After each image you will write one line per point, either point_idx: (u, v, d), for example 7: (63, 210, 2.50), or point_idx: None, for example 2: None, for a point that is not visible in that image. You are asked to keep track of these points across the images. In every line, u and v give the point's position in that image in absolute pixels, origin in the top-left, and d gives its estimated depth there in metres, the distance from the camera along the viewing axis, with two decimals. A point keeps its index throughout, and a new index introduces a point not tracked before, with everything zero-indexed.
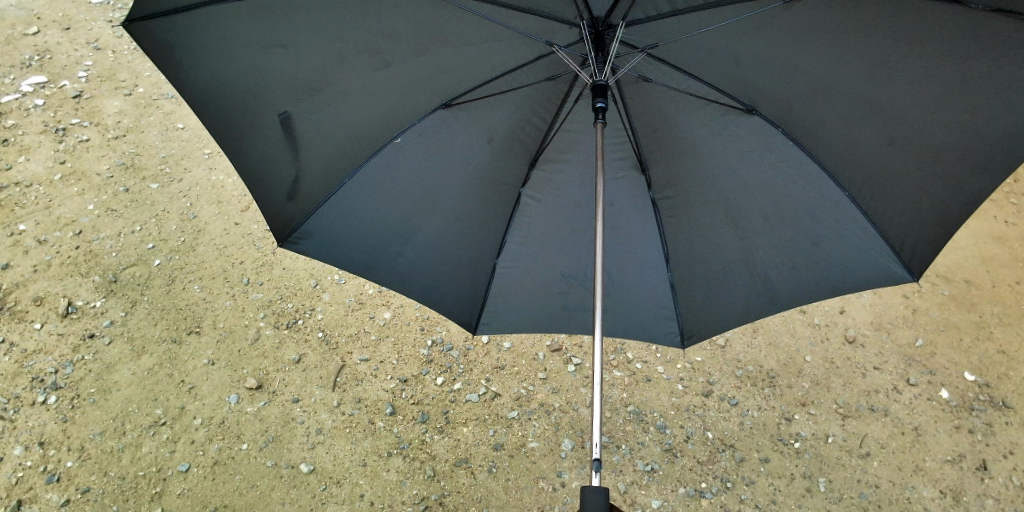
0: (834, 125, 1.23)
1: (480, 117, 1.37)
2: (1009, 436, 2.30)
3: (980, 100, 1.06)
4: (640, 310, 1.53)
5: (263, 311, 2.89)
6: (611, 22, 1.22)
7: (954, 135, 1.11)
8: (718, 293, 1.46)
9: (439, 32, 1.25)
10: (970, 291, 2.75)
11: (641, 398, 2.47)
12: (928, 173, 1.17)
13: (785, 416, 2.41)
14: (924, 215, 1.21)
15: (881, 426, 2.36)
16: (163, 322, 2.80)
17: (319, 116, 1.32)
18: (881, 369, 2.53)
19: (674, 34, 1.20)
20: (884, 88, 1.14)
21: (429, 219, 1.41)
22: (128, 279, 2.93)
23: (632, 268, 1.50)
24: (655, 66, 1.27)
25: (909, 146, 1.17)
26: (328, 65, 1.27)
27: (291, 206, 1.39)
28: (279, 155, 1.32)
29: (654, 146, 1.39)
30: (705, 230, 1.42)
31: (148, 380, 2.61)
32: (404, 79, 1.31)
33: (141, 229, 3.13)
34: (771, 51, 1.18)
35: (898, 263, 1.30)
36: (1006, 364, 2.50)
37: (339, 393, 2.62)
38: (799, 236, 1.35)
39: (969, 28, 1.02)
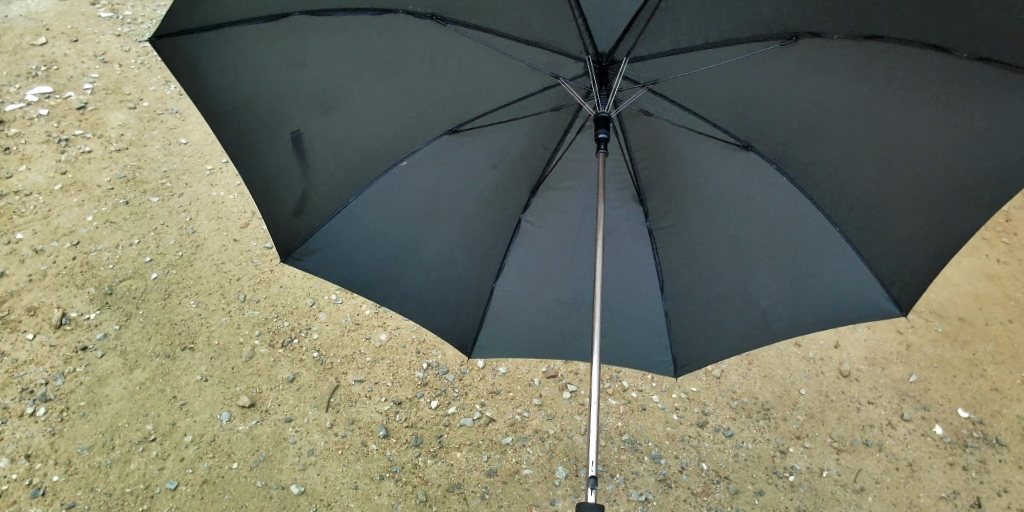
0: (827, 164, 1.24)
1: (484, 144, 1.38)
2: (1003, 474, 2.30)
3: (969, 141, 1.10)
4: (633, 337, 1.53)
5: (258, 329, 2.88)
6: (616, 58, 1.21)
7: (945, 175, 1.13)
8: (715, 323, 1.45)
9: (450, 62, 1.27)
10: (963, 328, 2.77)
11: (636, 427, 2.47)
12: (920, 213, 1.18)
13: (780, 449, 2.40)
14: (915, 252, 1.22)
15: (875, 461, 2.35)
16: (158, 337, 2.79)
17: (327, 137, 1.32)
18: (875, 403, 2.54)
19: (675, 71, 1.21)
20: (876, 129, 1.16)
21: (431, 241, 1.41)
22: (124, 291, 2.92)
23: (627, 295, 1.50)
24: (658, 101, 1.29)
25: (901, 187, 1.19)
26: (337, 86, 1.27)
27: (296, 222, 1.41)
28: (288, 170, 1.33)
29: (654, 177, 1.39)
30: (701, 260, 1.42)
31: (140, 395, 2.58)
32: (409, 106, 1.33)
33: (139, 242, 3.12)
34: (767, 89, 1.20)
35: (887, 297, 1.31)
36: (999, 402, 2.51)
37: (333, 414, 2.60)
38: (794, 268, 1.36)
39: (955, 73, 1.07)
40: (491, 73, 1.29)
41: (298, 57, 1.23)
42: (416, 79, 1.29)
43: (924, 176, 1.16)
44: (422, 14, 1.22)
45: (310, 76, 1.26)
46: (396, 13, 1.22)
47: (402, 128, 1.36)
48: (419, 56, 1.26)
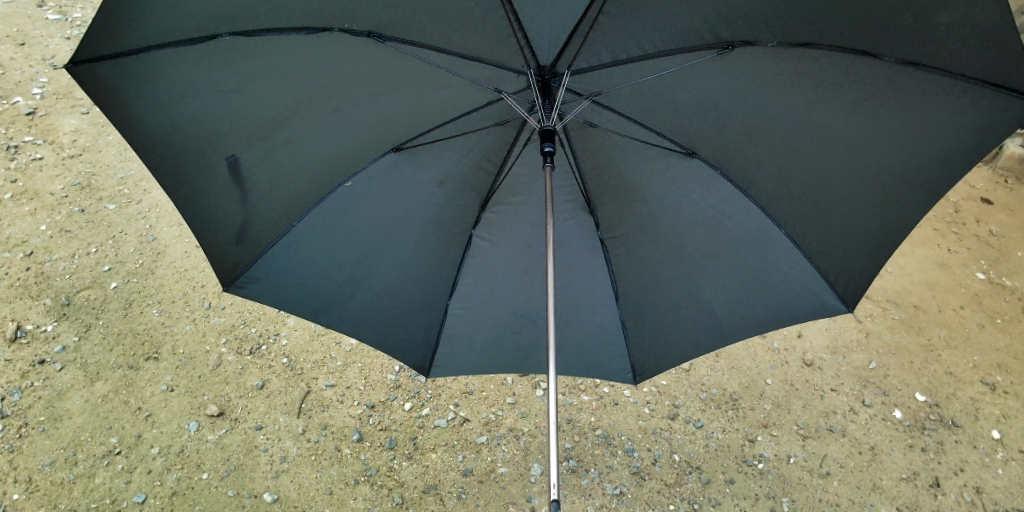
0: (775, 170, 1.28)
1: (429, 159, 1.37)
2: (959, 453, 2.40)
3: (905, 145, 1.15)
4: (584, 345, 1.55)
5: (224, 336, 2.82)
6: (558, 71, 1.22)
7: (885, 177, 1.19)
8: (668, 328, 1.48)
9: (391, 80, 1.26)
10: (918, 315, 2.88)
11: (609, 422, 2.49)
12: (858, 214, 1.23)
13: (749, 438, 2.46)
14: (856, 249, 1.27)
15: (840, 446, 2.43)
16: (120, 348, 2.70)
17: (268, 161, 1.28)
18: (838, 390, 2.62)
19: (617, 82, 1.23)
20: (822, 135, 1.20)
21: (382, 259, 1.41)
22: (83, 302, 2.82)
23: (582, 305, 1.51)
24: (601, 112, 1.28)
25: (843, 190, 1.23)
26: (277, 112, 1.24)
27: (238, 250, 1.35)
28: (225, 199, 1.28)
29: (601, 188, 1.40)
30: (653, 268, 1.44)
31: (103, 408, 2.50)
32: (355, 126, 1.31)
33: (97, 251, 3.02)
34: (713, 98, 1.22)
35: (834, 295, 1.37)
36: (954, 385, 2.61)
37: (304, 419, 2.57)
38: (743, 276, 1.39)
39: (898, 80, 1.11)
40: (437, 88, 1.28)
41: (226, 81, 1.18)
42: (360, 98, 1.27)
43: (868, 180, 1.20)
44: (359, 31, 1.18)
45: (244, 98, 1.21)
46: (331, 31, 1.17)
47: (347, 145, 1.33)
48: (362, 72, 1.24)
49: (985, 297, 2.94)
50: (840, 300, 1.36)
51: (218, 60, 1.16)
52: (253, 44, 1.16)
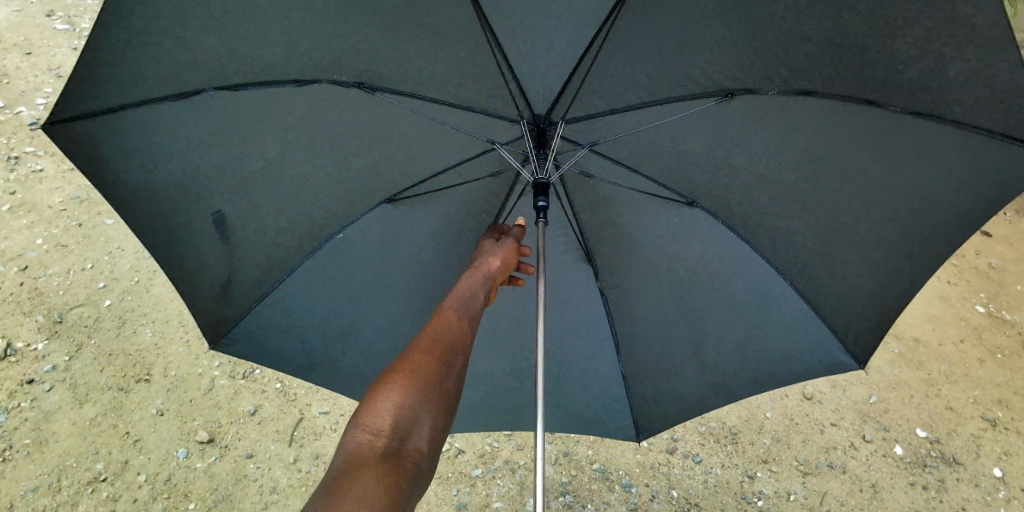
0: (777, 219, 1.29)
1: (422, 210, 1.43)
2: (960, 492, 2.37)
3: (903, 192, 1.16)
4: (586, 391, 1.61)
5: (217, 359, 2.77)
6: (552, 120, 1.28)
7: (887, 225, 1.19)
8: (671, 379, 1.52)
9: (386, 131, 1.30)
10: (918, 348, 2.86)
11: (607, 456, 2.43)
12: (860, 266, 1.25)
13: (748, 473, 2.42)
14: (865, 302, 1.29)
15: (840, 483, 2.40)
16: (110, 369, 2.66)
17: (256, 213, 1.32)
18: (838, 425, 2.59)
19: (613, 129, 1.28)
20: (823, 183, 1.21)
21: (375, 308, 1.49)
22: (75, 320, 2.78)
23: (580, 355, 1.58)
24: (598, 161, 1.34)
25: (844, 238, 1.24)
26: (274, 166, 1.28)
27: (224, 305, 1.40)
28: (211, 255, 1.33)
29: (598, 237, 1.44)
30: (651, 319, 1.48)
31: (90, 431, 2.45)
32: (356, 172, 1.35)
33: (92, 266, 2.99)
34: (712, 151, 1.26)
35: (842, 350, 1.37)
36: (955, 421, 2.59)
37: (296, 448, 2.52)
38: (740, 326, 1.43)
39: (893, 128, 1.11)
40: (430, 137, 1.33)
41: (216, 133, 1.21)
42: (358, 145, 1.31)
43: (872, 228, 1.21)
44: (348, 83, 1.21)
45: (235, 149, 1.24)
46: (319, 82, 1.19)
47: (345, 191, 1.37)
48: (350, 124, 1.27)
49: (985, 331, 2.93)
50: (850, 354, 1.37)
51: (209, 112, 1.19)
52: (240, 97, 1.18)
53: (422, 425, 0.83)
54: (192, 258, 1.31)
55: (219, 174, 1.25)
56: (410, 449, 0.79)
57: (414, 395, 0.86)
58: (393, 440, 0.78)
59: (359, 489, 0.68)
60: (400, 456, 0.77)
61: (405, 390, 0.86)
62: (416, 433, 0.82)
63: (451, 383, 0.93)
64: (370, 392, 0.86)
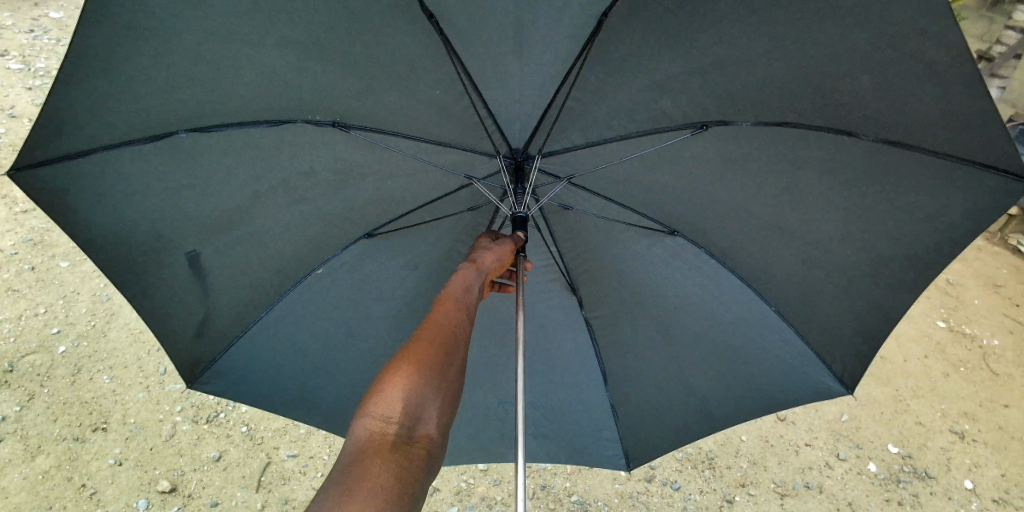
0: (757, 248, 1.30)
1: (401, 245, 1.40)
2: (934, 507, 2.40)
3: (881, 218, 1.16)
4: (575, 421, 1.59)
5: (180, 403, 2.66)
6: (529, 153, 1.30)
7: (865, 252, 1.21)
8: (661, 410, 1.51)
9: (360, 169, 1.28)
10: (885, 365, 2.91)
11: (585, 487, 2.39)
12: (840, 292, 1.27)
13: (726, 498, 2.41)
14: (852, 329, 1.30)
15: (818, 503, 2.40)
16: (65, 418, 2.53)
17: (228, 255, 1.28)
18: (813, 445, 2.60)
19: (588, 163, 1.30)
20: (800, 211, 1.22)
21: (356, 347, 1.45)
22: (26, 368, 2.65)
23: (569, 389, 1.56)
24: (577, 193, 1.35)
25: (826, 266, 1.26)
26: (243, 207, 1.25)
27: (200, 342, 1.35)
28: (185, 296, 1.29)
29: (581, 269, 1.43)
30: (639, 350, 1.47)
31: (42, 486, 2.31)
32: (327, 212, 1.32)
33: (45, 311, 2.87)
34: (687, 183, 1.28)
35: (831, 376, 1.38)
36: (924, 435, 2.63)
37: (264, 494, 2.42)
38: (730, 356, 1.43)
39: (871, 155, 1.10)
40: (405, 172, 1.33)
41: (183, 180, 1.19)
42: (332, 183, 1.28)
43: (850, 255, 1.22)
44: (321, 122, 1.19)
45: (201, 194, 1.21)
46: (292, 121, 1.17)
47: (319, 232, 1.34)
48: (320, 162, 1.25)
49: (947, 346, 3.01)
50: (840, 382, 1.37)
51: (172, 156, 1.15)
52: (206, 140, 1.15)
53: (432, 411, 0.83)
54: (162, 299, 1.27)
55: (186, 217, 1.22)
56: (419, 436, 0.79)
57: (423, 381, 0.86)
58: (404, 426, 0.78)
59: (378, 473, 0.67)
60: (411, 441, 0.77)
61: (415, 376, 0.86)
62: (425, 420, 0.82)
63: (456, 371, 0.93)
64: (381, 373, 0.86)
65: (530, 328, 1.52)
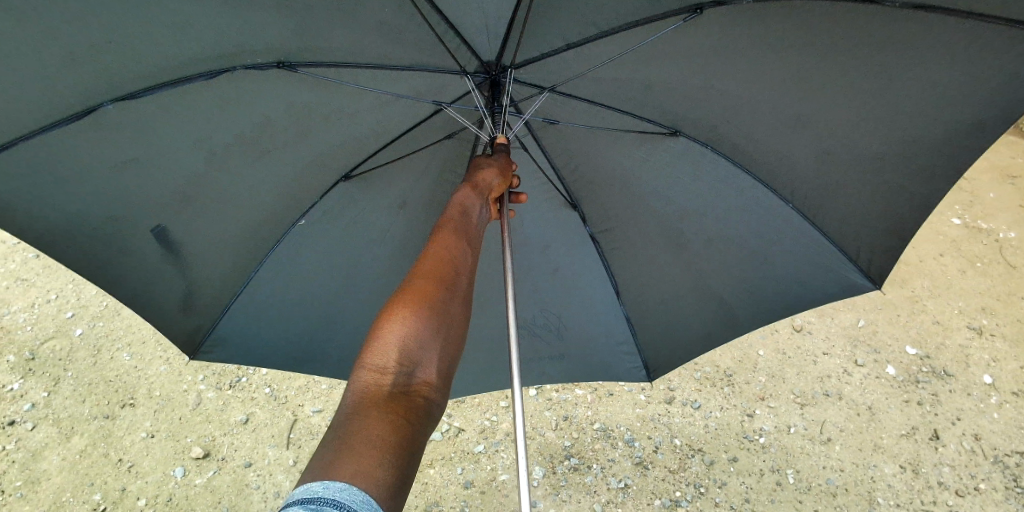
0: (769, 140, 1.26)
1: (385, 181, 1.39)
2: (954, 403, 2.43)
3: (900, 100, 1.10)
4: (590, 340, 1.60)
5: (202, 373, 2.71)
6: (503, 64, 1.18)
7: (886, 138, 1.17)
8: (675, 319, 1.55)
9: (316, 111, 1.20)
10: (900, 268, 2.90)
11: (606, 414, 2.44)
12: (857, 184, 1.25)
13: (747, 412, 2.44)
14: (873, 220, 1.29)
15: (838, 410, 2.43)
16: (92, 398, 2.57)
17: (197, 226, 1.22)
18: (830, 353, 2.62)
19: (570, 68, 1.18)
20: (813, 102, 1.16)
21: (359, 290, 1.49)
22: (48, 354, 2.69)
23: (584, 310, 1.57)
24: (561, 101, 1.26)
25: (844, 156, 1.22)
26: (202, 177, 1.17)
27: (193, 317, 1.34)
28: (162, 273, 1.22)
29: (581, 184, 1.42)
30: (651, 260, 1.49)
31: (81, 464, 2.37)
32: (305, 154, 1.26)
33: (57, 297, 2.89)
34: (687, 80, 1.19)
35: (855, 270, 1.37)
36: (942, 334, 2.64)
37: (295, 450, 2.48)
38: (745, 260, 1.43)
39: (889, 29, 1.01)
40: (370, 112, 1.25)
41: (133, 156, 1.08)
42: (290, 127, 1.20)
43: (868, 143, 1.18)
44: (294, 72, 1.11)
45: (148, 167, 1.11)
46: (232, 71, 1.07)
47: (301, 182, 1.31)
48: (280, 116, 1.17)
49: (963, 243, 2.98)
50: (864, 275, 1.37)
51: (106, 130, 1.04)
52: (153, 107, 1.05)
53: (429, 357, 0.78)
54: (136, 283, 1.20)
55: (138, 197, 1.12)
56: (419, 382, 0.75)
57: (421, 324, 0.81)
58: (403, 372, 0.74)
59: (377, 424, 0.63)
60: (411, 389, 0.73)
61: (414, 319, 0.80)
62: (424, 364, 0.77)
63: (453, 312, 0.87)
64: (376, 321, 0.80)
65: (535, 253, 1.52)
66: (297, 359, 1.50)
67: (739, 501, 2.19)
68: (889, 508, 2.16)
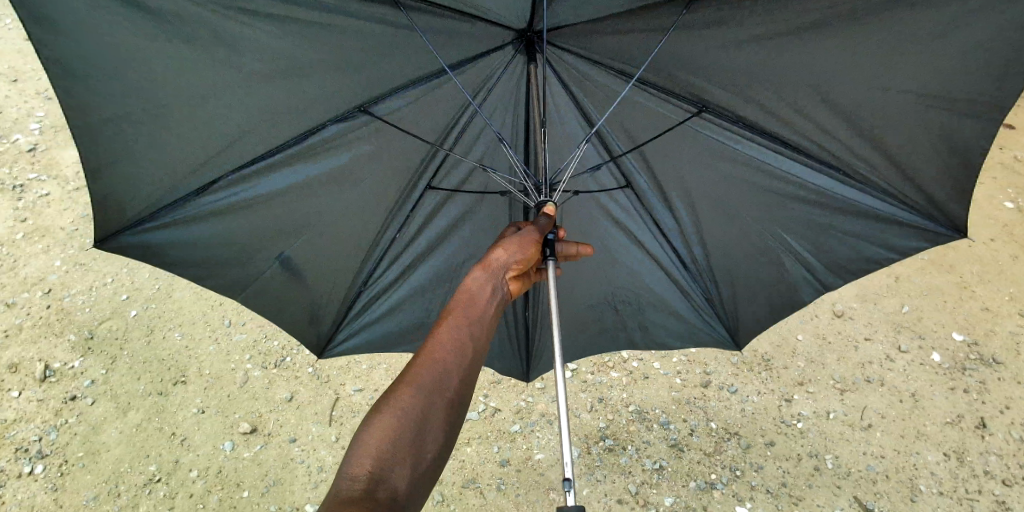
0: (805, 109, 1.21)
1: (459, 172, 1.38)
2: (1003, 391, 2.37)
3: (919, 38, 1.05)
4: (672, 321, 1.57)
5: (249, 352, 2.82)
6: (536, 29, 1.18)
7: (922, 79, 1.09)
8: (750, 289, 1.49)
9: (392, 114, 1.25)
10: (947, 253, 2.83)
11: (642, 397, 2.46)
12: (911, 132, 1.17)
13: (785, 398, 2.43)
14: (947, 162, 1.19)
15: (879, 396, 2.41)
16: (147, 376, 2.70)
17: (300, 238, 1.30)
18: (872, 339, 2.58)
19: (595, 29, 1.18)
20: (828, 67, 1.12)
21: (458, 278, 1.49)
22: (105, 333, 2.83)
23: (654, 283, 1.53)
24: (598, 66, 1.25)
25: (880, 110, 1.15)
26: (292, 187, 1.26)
27: (318, 326, 1.41)
28: (280, 285, 1.33)
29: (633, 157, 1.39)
30: (715, 232, 1.43)
31: (138, 437, 2.50)
32: (387, 156, 1.31)
33: (113, 280, 3.04)
34: (704, 49, 1.16)
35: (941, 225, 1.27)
36: (991, 321, 2.57)
37: (337, 427, 2.58)
38: (818, 228, 1.36)
39: None
40: (438, 113, 1.30)
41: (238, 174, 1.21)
42: (372, 135, 1.27)
43: (906, 92, 1.11)
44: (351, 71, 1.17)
45: (248, 183, 1.22)
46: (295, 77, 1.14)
47: (380, 180, 1.32)
48: (360, 125, 1.24)
49: (1014, 227, 2.89)
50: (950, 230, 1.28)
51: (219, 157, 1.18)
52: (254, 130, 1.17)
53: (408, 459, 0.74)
54: (262, 293, 1.31)
55: (248, 211, 1.24)
56: (388, 492, 0.70)
57: (413, 415, 0.78)
58: (375, 479, 0.69)
59: None
60: (379, 494, 0.68)
61: (406, 409, 0.79)
62: (398, 472, 0.72)
63: (453, 408, 0.83)
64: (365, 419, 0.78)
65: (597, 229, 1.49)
66: (395, 343, 1.50)
67: (775, 485, 2.19)
68: (931, 496, 2.13)
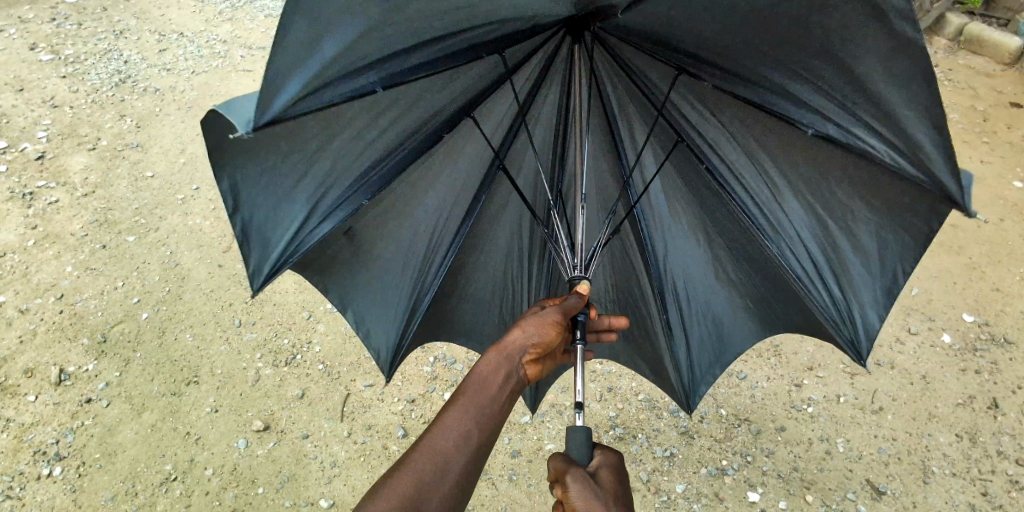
0: (771, 164, 1.26)
1: (522, 160, 1.46)
2: (1014, 371, 2.40)
3: (864, 132, 1.05)
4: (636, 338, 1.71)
5: (259, 351, 2.85)
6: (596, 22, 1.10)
7: (870, 170, 1.10)
8: (698, 331, 1.57)
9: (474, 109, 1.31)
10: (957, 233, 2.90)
11: (651, 385, 2.46)
12: (856, 217, 1.19)
13: (795, 382, 2.44)
14: (883, 266, 1.19)
15: (890, 379, 2.42)
16: (160, 377, 2.73)
17: (389, 225, 1.42)
18: (882, 322, 2.61)
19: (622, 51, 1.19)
20: (785, 130, 1.17)
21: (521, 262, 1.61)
22: (118, 336, 2.86)
23: (624, 298, 1.65)
24: (624, 83, 1.28)
25: (838, 182, 1.17)
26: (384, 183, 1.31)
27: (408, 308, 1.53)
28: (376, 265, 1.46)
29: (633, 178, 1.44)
30: (683, 266, 1.51)
31: (152, 437, 2.53)
32: (466, 148, 1.38)
33: (124, 284, 3.07)
34: (686, 96, 1.23)
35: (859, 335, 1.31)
36: (1002, 301, 2.62)
37: (349, 423, 2.61)
38: (768, 283, 1.43)
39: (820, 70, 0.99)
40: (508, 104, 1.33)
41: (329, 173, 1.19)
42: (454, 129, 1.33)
43: (856, 173, 1.13)
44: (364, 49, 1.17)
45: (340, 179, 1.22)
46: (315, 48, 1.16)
47: (461, 170, 1.41)
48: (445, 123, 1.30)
49: None
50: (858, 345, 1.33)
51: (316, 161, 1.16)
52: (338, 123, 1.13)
53: None
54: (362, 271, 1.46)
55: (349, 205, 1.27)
56: None
57: None
58: None
59: None
60: None
61: None
62: None
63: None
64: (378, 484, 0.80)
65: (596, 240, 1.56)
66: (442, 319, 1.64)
67: (787, 470, 2.19)
68: (944, 477, 2.13)
